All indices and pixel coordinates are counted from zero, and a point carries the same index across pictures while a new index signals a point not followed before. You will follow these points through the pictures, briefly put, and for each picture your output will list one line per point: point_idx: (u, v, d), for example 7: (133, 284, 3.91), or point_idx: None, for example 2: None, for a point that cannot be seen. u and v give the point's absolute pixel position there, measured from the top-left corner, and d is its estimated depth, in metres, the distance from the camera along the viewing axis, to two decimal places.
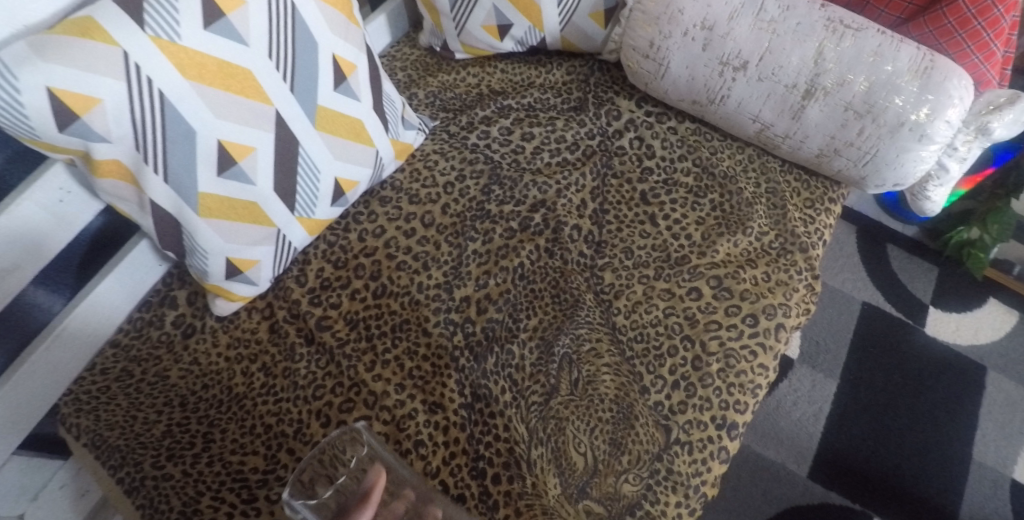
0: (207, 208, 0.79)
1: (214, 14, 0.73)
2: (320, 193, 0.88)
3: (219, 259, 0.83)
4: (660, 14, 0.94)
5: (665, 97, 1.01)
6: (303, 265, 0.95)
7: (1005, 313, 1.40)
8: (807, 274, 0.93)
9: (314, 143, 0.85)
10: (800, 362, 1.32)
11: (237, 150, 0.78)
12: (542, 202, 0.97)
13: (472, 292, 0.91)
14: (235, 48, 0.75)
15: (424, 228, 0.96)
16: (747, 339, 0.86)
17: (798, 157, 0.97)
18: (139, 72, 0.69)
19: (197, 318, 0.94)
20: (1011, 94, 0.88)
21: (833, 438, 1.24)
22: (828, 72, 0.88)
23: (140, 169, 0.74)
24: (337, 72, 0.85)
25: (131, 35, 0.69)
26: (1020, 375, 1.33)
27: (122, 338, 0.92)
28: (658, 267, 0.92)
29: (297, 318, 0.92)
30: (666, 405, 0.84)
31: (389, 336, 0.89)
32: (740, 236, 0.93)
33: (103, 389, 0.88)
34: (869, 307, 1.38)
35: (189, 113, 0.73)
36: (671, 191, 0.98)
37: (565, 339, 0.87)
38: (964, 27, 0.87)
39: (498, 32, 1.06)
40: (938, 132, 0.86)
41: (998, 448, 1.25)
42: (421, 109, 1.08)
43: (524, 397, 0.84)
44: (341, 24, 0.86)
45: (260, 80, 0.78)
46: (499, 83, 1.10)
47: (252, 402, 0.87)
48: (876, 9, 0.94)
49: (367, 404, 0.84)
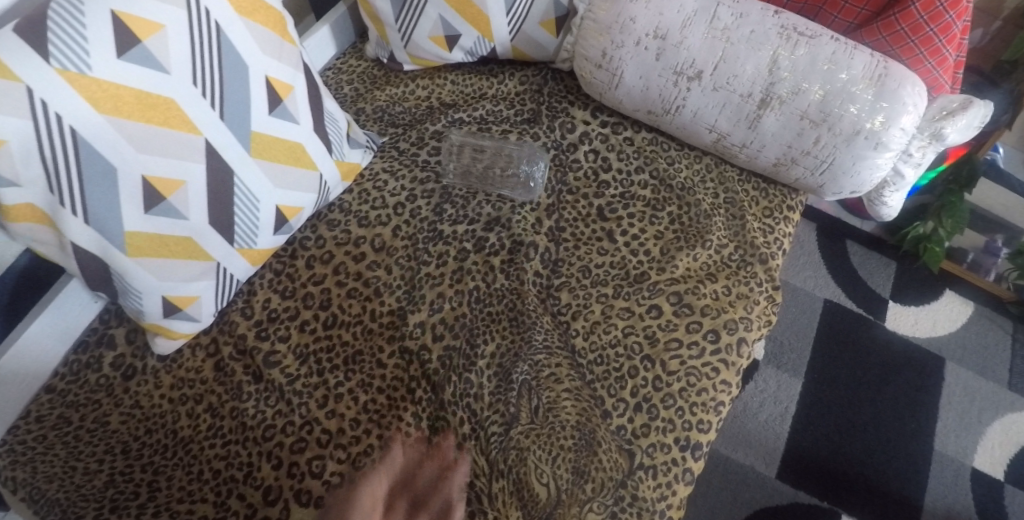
0: (135, 247, 0.75)
1: (129, 42, 0.69)
2: (260, 222, 0.84)
3: (153, 299, 0.79)
4: (611, 24, 0.91)
5: (620, 106, 0.98)
6: (249, 296, 0.90)
7: (960, 305, 1.40)
8: (768, 285, 0.91)
9: (250, 172, 0.80)
10: (766, 363, 1.31)
11: (164, 185, 0.74)
12: (496, 219, 0.94)
13: (427, 317, 0.87)
14: (154, 77, 0.71)
15: (374, 252, 0.92)
16: (709, 356, 0.84)
17: (756, 166, 0.95)
18: (46, 109, 0.66)
19: (137, 358, 0.87)
20: (964, 99, 0.88)
21: (800, 438, 1.24)
22: (783, 81, 0.86)
23: (56, 212, 0.70)
24: (271, 95, 0.80)
25: (35, 69, 0.65)
26: (977, 366, 1.34)
27: (57, 383, 0.85)
28: (616, 285, 0.89)
29: (244, 354, 0.87)
30: (629, 428, 0.81)
31: (342, 369, 0.85)
32: (699, 249, 0.91)
33: (38, 439, 0.81)
34: (831, 305, 1.38)
35: (106, 149, 0.70)
36: (628, 205, 0.95)
37: (524, 365, 0.83)
38: (916, 33, 0.86)
39: (446, 43, 1.02)
40: (893, 140, 0.85)
41: (958, 438, 1.26)
42: (369, 125, 1.03)
43: (484, 428, 0.81)
44: (275, 43, 0.80)
45: (185, 109, 0.73)
46: (450, 95, 1.06)
47: (199, 447, 0.82)
48: (828, 15, 0.93)
49: (320, 443, 0.80)
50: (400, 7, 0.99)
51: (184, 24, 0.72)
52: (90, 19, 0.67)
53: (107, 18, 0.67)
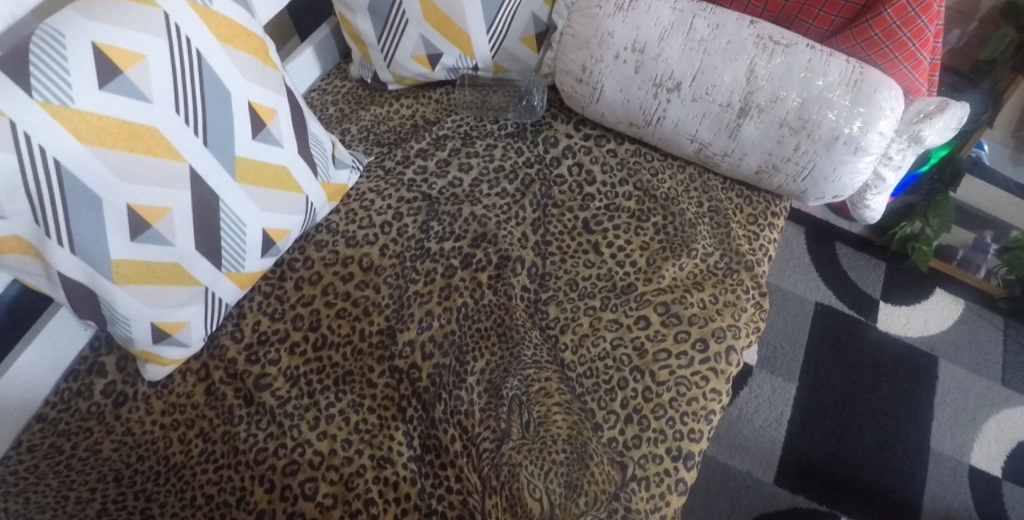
0: (122, 274, 0.75)
1: (111, 73, 0.70)
2: (247, 246, 0.84)
3: (142, 325, 0.79)
4: (590, 39, 0.92)
5: (602, 120, 0.99)
6: (238, 320, 0.90)
7: (951, 302, 1.41)
8: (754, 292, 0.92)
9: (235, 197, 0.81)
10: (759, 368, 1.32)
11: (150, 213, 0.74)
12: (482, 234, 0.94)
13: (416, 335, 0.88)
14: (137, 106, 0.71)
15: (362, 271, 0.92)
16: (698, 365, 0.84)
17: (738, 174, 0.96)
18: (30, 142, 0.66)
19: (128, 385, 0.87)
20: (941, 101, 0.89)
21: (796, 442, 1.24)
22: (760, 90, 0.87)
23: (42, 243, 0.71)
24: (254, 119, 0.81)
25: (18, 103, 0.65)
26: (969, 364, 1.34)
27: (48, 413, 0.85)
28: (604, 297, 0.90)
29: (234, 378, 0.87)
30: (621, 440, 0.81)
31: (333, 390, 0.85)
32: (685, 258, 0.92)
33: (30, 469, 0.81)
34: (822, 307, 1.39)
35: (91, 180, 0.70)
36: (613, 217, 0.96)
37: (514, 381, 0.83)
38: (890, 38, 0.87)
39: (428, 61, 1.03)
40: (872, 144, 0.86)
41: (954, 436, 1.26)
42: (355, 145, 1.04)
43: (476, 445, 0.81)
44: (256, 69, 0.81)
45: (168, 137, 0.74)
46: (433, 112, 1.07)
47: (191, 472, 0.82)
48: (804, 23, 0.93)
49: (312, 465, 0.80)
50: (382, 27, 1.00)
51: (165, 53, 0.73)
52: (71, 52, 0.68)
53: (89, 50, 0.68)
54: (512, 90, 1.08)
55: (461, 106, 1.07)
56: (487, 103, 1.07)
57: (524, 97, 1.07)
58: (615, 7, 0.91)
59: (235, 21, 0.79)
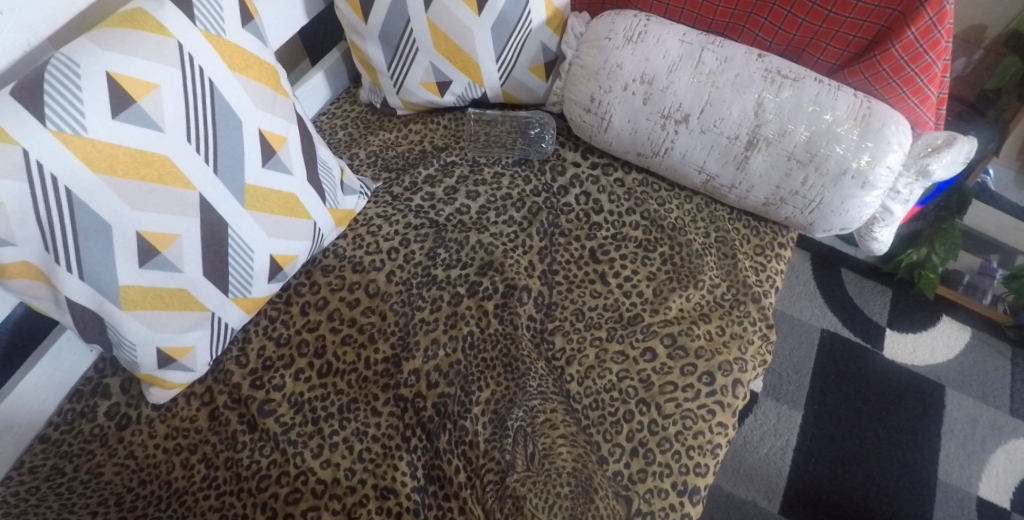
0: (130, 301, 0.76)
1: (124, 102, 0.70)
2: (254, 272, 0.84)
3: (149, 350, 0.79)
4: (599, 70, 0.94)
5: (610, 149, 1.00)
6: (244, 344, 0.90)
7: (957, 330, 1.40)
8: (761, 324, 0.91)
9: (244, 223, 0.81)
10: (764, 396, 1.31)
11: (159, 240, 0.75)
12: (489, 263, 0.94)
13: (422, 364, 0.87)
14: (149, 135, 0.72)
15: (369, 298, 0.92)
16: (704, 398, 0.84)
17: (745, 205, 0.96)
18: (41, 171, 0.67)
19: (132, 408, 0.87)
20: (948, 135, 0.88)
21: (802, 471, 1.23)
22: (768, 123, 0.87)
23: (51, 269, 0.71)
24: (264, 147, 0.81)
25: (31, 132, 0.66)
26: (978, 393, 1.33)
27: (51, 433, 0.85)
28: (610, 328, 0.90)
29: (238, 403, 0.87)
30: (626, 474, 0.81)
31: (337, 418, 0.85)
32: (692, 290, 0.91)
33: (31, 491, 0.80)
34: (828, 334, 1.38)
35: (101, 207, 0.71)
36: (620, 246, 0.96)
37: (519, 412, 0.83)
38: (898, 73, 0.87)
39: (438, 88, 1.04)
40: (880, 178, 0.86)
41: (961, 468, 1.25)
42: (363, 170, 1.04)
43: (480, 476, 0.80)
44: (267, 97, 0.82)
45: (179, 165, 0.74)
46: (441, 138, 1.08)
47: (193, 498, 0.81)
48: (812, 56, 0.93)
49: (315, 493, 0.80)
50: (392, 55, 1.01)
51: (178, 82, 0.73)
52: (86, 81, 0.68)
53: (103, 80, 0.69)
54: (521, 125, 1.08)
55: (469, 131, 1.07)
56: (494, 137, 1.07)
57: (534, 132, 1.07)
58: (624, 39, 0.92)
59: (247, 51, 0.79)
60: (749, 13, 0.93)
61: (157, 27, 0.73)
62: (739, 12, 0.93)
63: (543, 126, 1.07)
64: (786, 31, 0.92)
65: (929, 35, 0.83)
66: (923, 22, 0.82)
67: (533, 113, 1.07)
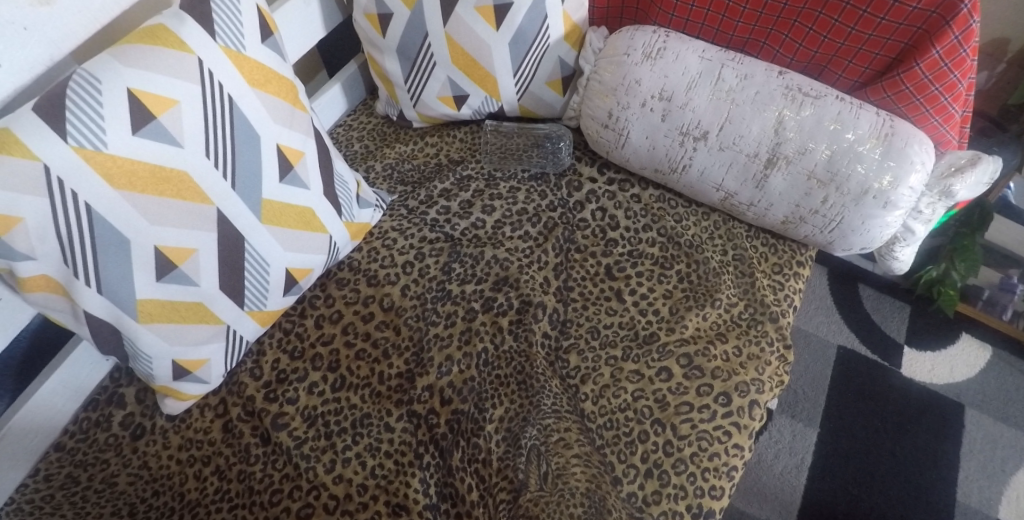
0: (147, 314, 0.76)
1: (144, 118, 0.71)
2: (270, 285, 0.84)
3: (163, 363, 0.79)
4: (617, 86, 0.93)
5: (627, 164, 0.99)
6: (258, 357, 0.90)
7: (978, 349, 1.37)
8: (778, 344, 0.90)
9: (260, 237, 0.81)
10: (779, 412, 1.30)
11: (176, 254, 0.75)
12: (504, 278, 0.94)
13: (436, 380, 0.87)
14: (168, 150, 0.72)
15: (383, 312, 0.92)
16: (721, 419, 0.83)
17: (763, 223, 0.95)
18: (62, 187, 0.68)
19: (146, 418, 0.87)
20: (972, 154, 0.87)
21: (816, 490, 1.21)
22: (788, 141, 0.86)
23: (70, 283, 0.71)
24: (282, 163, 0.81)
25: (52, 148, 0.67)
26: (1000, 414, 1.30)
27: (66, 441, 0.85)
28: (625, 347, 0.89)
29: (252, 415, 0.87)
30: (640, 495, 0.80)
31: (350, 432, 0.84)
32: (708, 308, 0.91)
33: (47, 499, 0.81)
34: (846, 351, 1.36)
35: (120, 222, 0.71)
36: (636, 263, 0.95)
37: (532, 430, 0.83)
38: (921, 92, 0.86)
39: (454, 102, 1.04)
40: (902, 198, 0.84)
41: (981, 489, 1.22)
42: (378, 183, 1.04)
43: (492, 495, 0.80)
44: (284, 111, 0.82)
45: (197, 181, 0.75)
46: (457, 151, 1.08)
47: (205, 510, 0.81)
48: (833, 73, 0.92)
49: (327, 509, 0.80)
50: (409, 68, 1.01)
51: (198, 98, 0.74)
52: (106, 97, 0.69)
53: (123, 95, 0.70)
54: (535, 139, 1.07)
55: (484, 144, 1.07)
56: (509, 149, 1.07)
57: (549, 145, 1.06)
58: (643, 55, 0.92)
59: (266, 66, 0.80)
60: (769, 30, 0.92)
61: (177, 43, 0.73)
62: (759, 28, 0.93)
63: (561, 142, 1.06)
64: (807, 48, 0.91)
65: (953, 54, 0.82)
66: (948, 41, 0.81)
67: (551, 127, 1.07)
